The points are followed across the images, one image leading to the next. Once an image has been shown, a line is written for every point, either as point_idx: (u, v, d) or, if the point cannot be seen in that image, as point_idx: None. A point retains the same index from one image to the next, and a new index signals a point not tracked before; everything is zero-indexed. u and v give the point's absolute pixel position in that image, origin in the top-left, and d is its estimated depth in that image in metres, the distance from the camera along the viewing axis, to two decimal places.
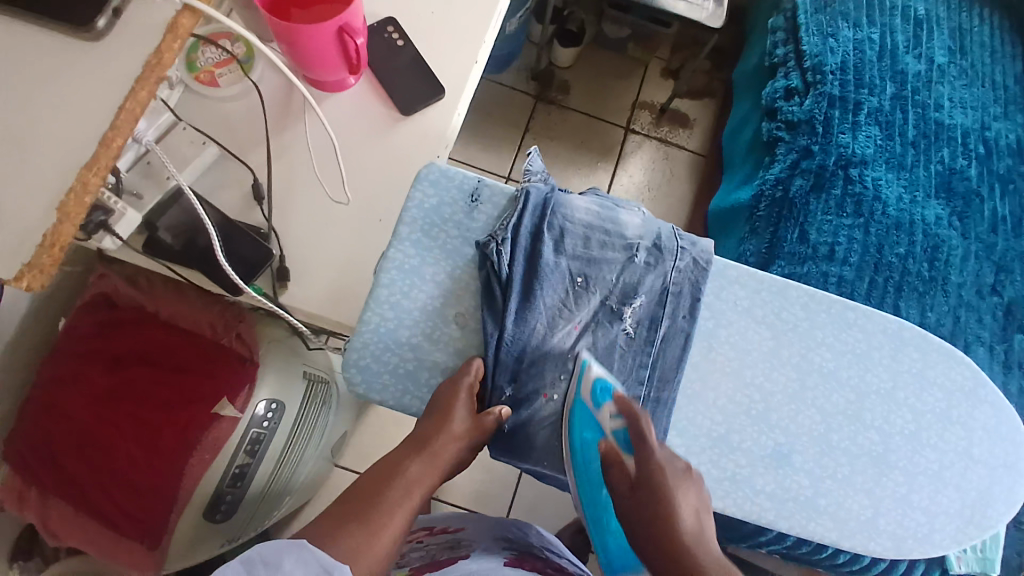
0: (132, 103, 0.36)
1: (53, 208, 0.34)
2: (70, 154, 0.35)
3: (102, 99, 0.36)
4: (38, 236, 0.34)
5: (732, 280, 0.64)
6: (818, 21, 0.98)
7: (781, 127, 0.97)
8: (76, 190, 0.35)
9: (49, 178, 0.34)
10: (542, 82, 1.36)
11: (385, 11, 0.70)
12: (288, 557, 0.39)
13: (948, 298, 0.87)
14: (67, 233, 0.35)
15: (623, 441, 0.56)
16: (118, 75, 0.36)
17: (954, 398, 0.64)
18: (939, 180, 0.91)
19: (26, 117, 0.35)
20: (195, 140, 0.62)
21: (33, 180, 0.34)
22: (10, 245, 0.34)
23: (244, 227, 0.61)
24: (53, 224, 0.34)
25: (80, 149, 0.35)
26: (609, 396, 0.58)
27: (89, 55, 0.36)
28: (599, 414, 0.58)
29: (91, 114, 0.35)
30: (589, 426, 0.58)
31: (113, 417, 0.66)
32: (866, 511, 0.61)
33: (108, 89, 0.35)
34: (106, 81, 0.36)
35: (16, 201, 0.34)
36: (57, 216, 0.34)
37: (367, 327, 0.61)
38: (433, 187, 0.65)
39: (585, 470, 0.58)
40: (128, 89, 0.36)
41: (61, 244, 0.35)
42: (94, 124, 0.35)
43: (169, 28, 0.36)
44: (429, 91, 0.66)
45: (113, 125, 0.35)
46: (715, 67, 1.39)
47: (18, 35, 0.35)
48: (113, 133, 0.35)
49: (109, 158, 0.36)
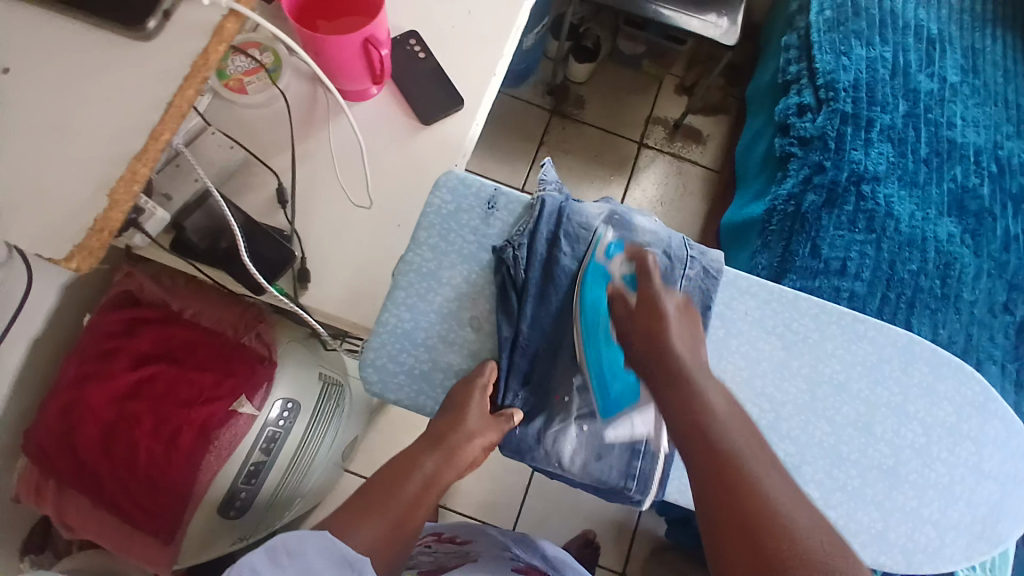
0: (180, 100, 0.37)
1: (104, 195, 0.35)
2: (123, 145, 0.36)
3: (151, 95, 0.37)
4: (87, 220, 0.35)
5: (742, 290, 0.65)
6: (831, 40, 1.00)
7: (794, 142, 0.98)
8: (127, 178, 0.36)
9: (99, 167, 0.36)
10: (557, 96, 1.39)
11: (408, 24, 0.72)
12: (310, 548, 0.43)
13: (961, 315, 0.87)
14: (115, 220, 0.36)
15: (629, 282, 0.61)
16: (164, 73, 0.37)
17: (964, 412, 0.64)
18: (951, 198, 0.92)
19: (78, 109, 0.36)
20: (223, 144, 0.65)
21: (82, 168, 0.36)
22: (58, 228, 0.35)
23: (267, 228, 0.63)
24: (103, 210, 0.35)
25: (129, 141, 0.36)
26: (620, 250, 0.64)
27: (140, 54, 0.37)
28: (609, 264, 0.63)
29: (142, 107, 0.37)
30: (599, 277, 0.62)
31: (133, 412, 0.68)
32: (876, 524, 0.61)
33: (158, 85, 0.37)
34: (154, 78, 0.37)
35: (67, 188, 0.35)
36: (107, 202, 0.35)
37: (384, 327, 0.65)
38: (451, 193, 0.69)
39: (593, 320, 0.61)
40: (176, 87, 0.37)
41: (108, 231, 0.36)
42: (145, 118, 0.36)
43: (215, 33, 0.38)
44: (448, 101, 0.68)
45: (163, 119, 0.37)
46: (729, 84, 1.41)
47: (74, 36, 0.37)
48: (162, 126, 0.37)
49: (157, 150, 0.37)
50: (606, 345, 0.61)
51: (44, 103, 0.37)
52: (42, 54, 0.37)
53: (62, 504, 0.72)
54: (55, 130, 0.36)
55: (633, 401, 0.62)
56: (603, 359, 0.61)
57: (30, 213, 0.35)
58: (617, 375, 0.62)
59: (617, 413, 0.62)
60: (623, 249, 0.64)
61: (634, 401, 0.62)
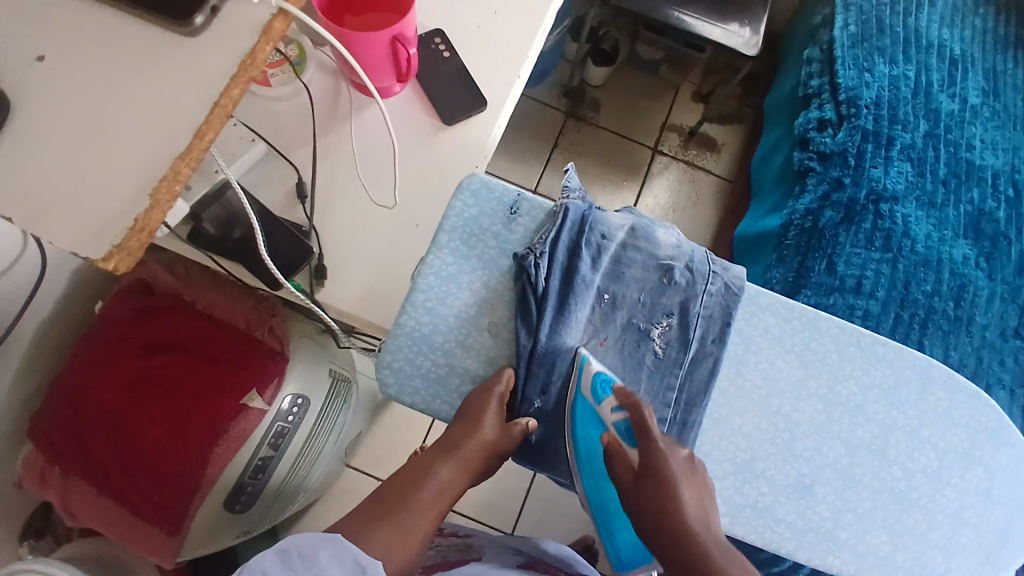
0: (226, 100, 0.36)
1: (146, 194, 0.35)
2: (165, 144, 0.36)
3: (194, 94, 0.36)
4: (128, 220, 0.35)
5: (763, 307, 0.65)
6: (855, 56, 0.99)
7: (813, 157, 0.97)
8: (170, 178, 0.35)
9: (141, 166, 0.35)
10: (573, 98, 1.38)
11: (435, 22, 0.71)
12: (322, 552, 0.42)
13: (972, 338, 0.86)
14: (155, 219, 0.36)
15: (626, 433, 0.59)
16: (211, 72, 0.37)
17: (978, 438, 0.64)
18: (968, 220, 0.92)
19: (124, 105, 0.36)
20: (243, 137, 0.63)
21: (126, 167, 0.35)
22: (98, 228, 0.35)
23: (286, 223, 0.62)
24: (144, 210, 0.35)
25: (174, 141, 0.36)
26: (609, 390, 0.60)
27: (186, 50, 0.37)
28: (600, 409, 0.60)
29: (189, 106, 0.36)
30: (593, 421, 0.61)
31: (142, 401, 0.67)
32: (885, 547, 0.61)
33: (202, 84, 0.36)
34: (200, 77, 0.36)
35: (109, 185, 0.35)
36: (148, 202, 0.35)
37: (402, 330, 0.62)
38: (473, 198, 0.66)
39: (589, 461, 0.61)
40: (222, 86, 0.36)
41: (148, 230, 0.35)
42: (189, 117, 0.36)
43: (262, 32, 0.37)
44: (471, 103, 0.68)
45: (208, 118, 0.36)
46: (746, 94, 1.40)
47: (115, 29, 0.37)
48: (207, 126, 0.36)
49: (201, 151, 0.36)
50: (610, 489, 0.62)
51: (88, 98, 0.36)
52: (84, 45, 0.36)
53: (65, 492, 0.72)
54: (99, 126, 0.36)
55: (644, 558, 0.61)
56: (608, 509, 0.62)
57: (72, 211, 0.35)
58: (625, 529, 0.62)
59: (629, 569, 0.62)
60: (613, 393, 0.59)
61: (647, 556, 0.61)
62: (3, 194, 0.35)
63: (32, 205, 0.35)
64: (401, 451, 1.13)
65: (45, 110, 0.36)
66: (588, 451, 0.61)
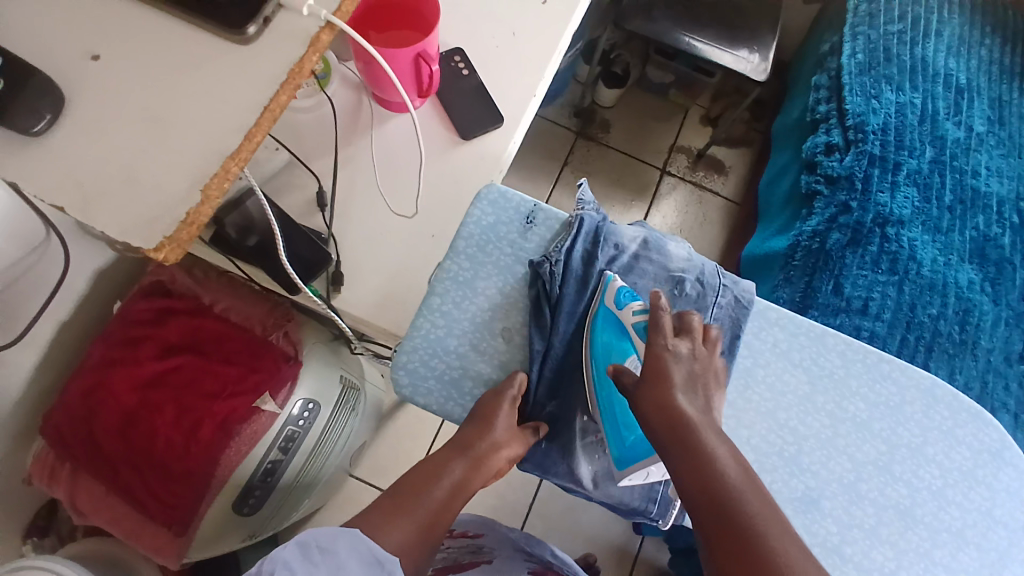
0: (275, 104, 0.38)
1: (198, 188, 0.37)
2: (212, 145, 0.37)
3: (239, 99, 0.38)
4: (180, 213, 0.36)
5: (771, 321, 0.66)
6: (862, 83, 1.02)
7: (820, 180, 0.99)
8: (221, 174, 0.37)
9: (187, 164, 0.37)
10: (584, 118, 1.41)
11: (456, 41, 0.74)
12: (341, 545, 0.44)
13: (977, 362, 0.87)
14: (205, 214, 0.37)
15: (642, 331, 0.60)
16: (260, 78, 0.38)
17: (982, 458, 0.65)
18: (973, 245, 0.93)
19: (172, 105, 0.38)
20: (267, 145, 0.66)
21: (174, 164, 0.37)
22: (145, 221, 0.36)
23: (306, 230, 0.64)
24: (196, 204, 0.36)
25: (225, 140, 0.37)
26: (632, 298, 0.62)
27: (237, 57, 0.39)
28: (620, 313, 0.61)
29: (238, 109, 0.38)
30: (611, 325, 0.61)
31: (156, 399, 0.68)
32: (890, 563, 0.61)
33: (250, 87, 0.38)
34: (249, 82, 0.38)
35: (157, 178, 0.37)
36: (200, 196, 0.36)
37: (417, 332, 0.64)
38: (491, 206, 0.68)
39: (605, 368, 0.60)
40: (271, 91, 0.38)
41: (198, 224, 0.37)
42: (235, 120, 0.38)
43: (311, 43, 0.39)
44: (488, 117, 0.70)
45: (256, 122, 0.38)
46: (755, 118, 1.43)
47: (164, 35, 0.39)
48: (257, 128, 0.38)
49: (248, 151, 0.38)
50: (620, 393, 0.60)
51: (139, 97, 0.38)
52: (134, 49, 0.39)
53: (74, 488, 0.72)
54: (149, 124, 0.37)
55: (647, 454, 0.59)
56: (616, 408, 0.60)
57: (120, 202, 0.36)
58: (630, 427, 0.60)
59: (633, 464, 0.59)
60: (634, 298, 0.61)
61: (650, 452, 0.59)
62: (55, 183, 0.36)
63: (82, 196, 0.36)
64: (405, 462, 1.13)
65: (100, 107, 0.37)
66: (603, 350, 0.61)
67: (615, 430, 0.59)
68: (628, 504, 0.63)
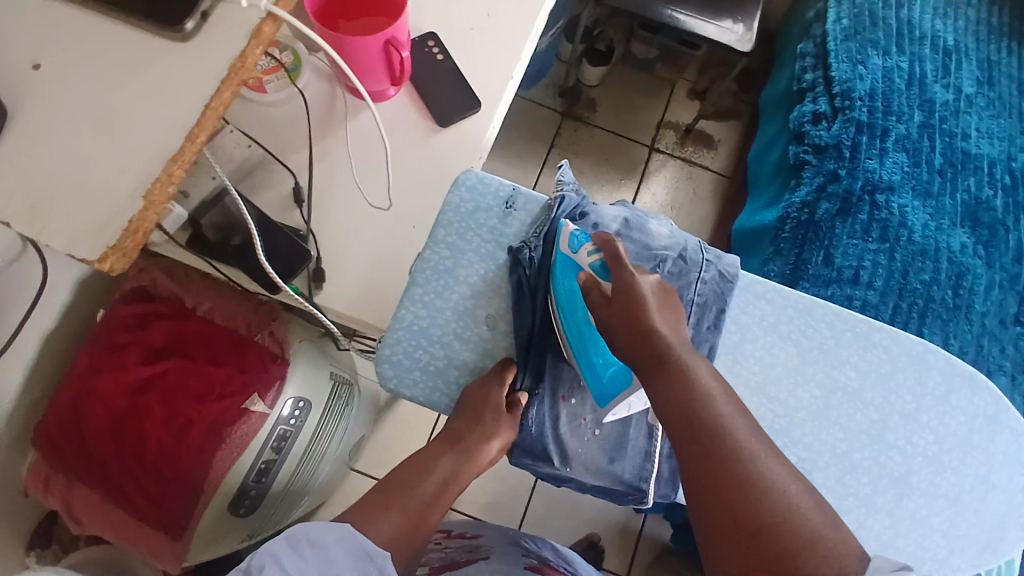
0: (217, 102, 0.37)
1: (140, 195, 0.36)
2: (162, 146, 0.36)
3: (187, 99, 0.37)
4: (123, 221, 0.36)
5: (758, 295, 0.65)
6: (848, 48, 1.00)
7: (808, 150, 0.98)
8: (163, 179, 0.36)
9: (140, 165, 0.36)
10: (569, 98, 1.39)
11: (427, 25, 0.72)
12: (331, 541, 0.44)
13: (972, 326, 0.86)
14: (150, 220, 0.37)
15: (601, 270, 0.57)
16: (205, 75, 0.37)
17: (977, 423, 0.64)
18: (964, 209, 0.92)
19: (118, 107, 0.37)
20: (240, 143, 0.65)
21: (127, 165, 0.36)
22: (94, 229, 0.35)
23: (283, 228, 0.62)
24: (138, 211, 0.36)
25: (169, 141, 0.36)
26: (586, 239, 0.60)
27: (180, 54, 0.38)
28: (575, 256, 0.59)
29: (184, 108, 0.37)
30: (569, 265, 0.60)
31: (144, 404, 0.68)
32: (886, 533, 0.61)
33: (196, 85, 0.37)
34: (195, 80, 0.37)
35: (105, 184, 0.36)
36: (143, 202, 0.36)
37: (400, 324, 0.64)
38: (469, 192, 0.68)
39: (572, 305, 0.60)
40: (214, 88, 0.37)
41: (144, 230, 0.36)
42: (182, 118, 0.37)
43: (252, 35, 0.38)
44: (465, 103, 0.68)
45: (199, 120, 0.37)
46: (742, 90, 1.41)
47: (108, 33, 0.38)
48: (199, 128, 0.37)
49: (193, 151, 0.37)
50: (590, 331, 0.60)
51: (87, 100, 0.37)
52: (76, 51, 0.37)
53: (69, 497, 0.72)
54: (97, 127, 0.36)
55: (625, 385, 0.58)
56: (589, 344, 0.59)
57: (68, 212, 0.35)
58: (606, 361, 0.59)
59: (613, 399, 0.59)
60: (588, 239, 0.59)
61: (628, 383, 0.58)
62: (6, 197, 0.35)
63: (31, 206, 0.35)
64: (405, 452, 1.13)
65: (46, 114, 0.36)
66: (567, 289, 0.60)
67: (593, 371, 0.59)
68: (616, 487, 0.63)
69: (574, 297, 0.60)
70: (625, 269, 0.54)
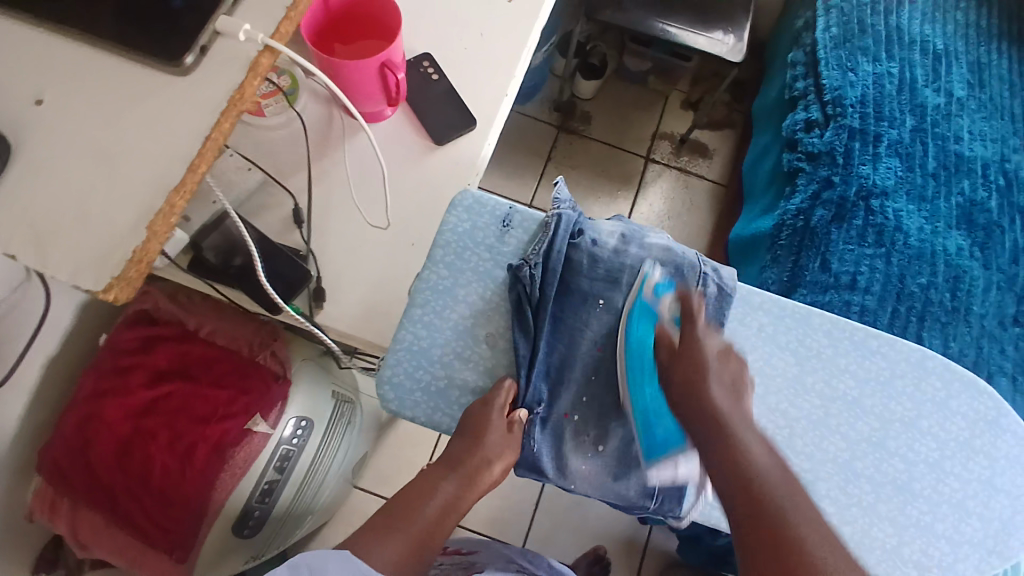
0: (218, 133, 0.39)
1: (143, 226, 0.36)
2: (163, 175, 0.37)
3: (188, 129, 0.38)
4: (127, 250, 0.36)
5: (756, 306, 0.65)
6: (838, 56, 1.01)
7: (802, 157, 0.99)
8: (165, 211, 0.37)
9: (139, 195, 0.37)
10: (564, 112, 1.40)
11: (422, 45, 0.73)
12: (331, 563, 0.44)
13: (971, 328, 0.86)
14: (154, 249, 0.37)
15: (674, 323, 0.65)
16: (203, 104, 0.39)
17: (977, 427, 0.64)
18: (959, 211, 0.92)
19: (120, 138, 0.38)
20: (241, 166, 0.66)
21: (125, 195, 0.37)
22: (98, 259, 0.36)
23: (284, 249, 0.63)
24: (141, 242, 0.36)
25: (169, 173, 0.37)
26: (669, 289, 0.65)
27: (177, 86, 0.39)
28: (658, 305, 0.64)
29: (183, 137, 0.38)
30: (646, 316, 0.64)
31: (149, 426, 0.68)
32: (891, 540, 0.61)
33: (197, 115, 0.38)
34: (193, 106, 0.38)
35: (108, 214, 0.36)
36: (146, 233, 0.36)
37: (400, 345, 0.65)
38: (467, 212, 0.69)
39: (635, 349, 0.63)
40: (214, 120, 0.38)
41: (146, 261, 0.37)
42: (182, 148, 0.38)
43: (250, 67, 0.39)
44: (462, 121, 0.69)
45: (200, 150, 0.38)
46: (736, 99, 1.43)
47: (109, 66, 0.39)
48: (200, 158, 0.38)
49: (193, 181, 0.38)
50: (650, 386, 0.63)
51: (88, 133, 0.38)
52: (76, 83, 0.38)
53: (75, 521, 0.72)
54: (96, 158, 0.37)
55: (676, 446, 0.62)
56: (648, 403, 0.63)
57: (71, 242, 0.36)
58: (658, 414, 0.63)
59: (661, 456, 0.62)
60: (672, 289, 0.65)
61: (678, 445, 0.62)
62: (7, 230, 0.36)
63: (33, 238, 0.36)
64: (408, 469, 1.13)
65: (47, 147, 0.37)
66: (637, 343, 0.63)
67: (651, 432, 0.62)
68: (622, 502, 0.63)
69: (642, 352, 0.63)
70: (696, 291, 0.59)
